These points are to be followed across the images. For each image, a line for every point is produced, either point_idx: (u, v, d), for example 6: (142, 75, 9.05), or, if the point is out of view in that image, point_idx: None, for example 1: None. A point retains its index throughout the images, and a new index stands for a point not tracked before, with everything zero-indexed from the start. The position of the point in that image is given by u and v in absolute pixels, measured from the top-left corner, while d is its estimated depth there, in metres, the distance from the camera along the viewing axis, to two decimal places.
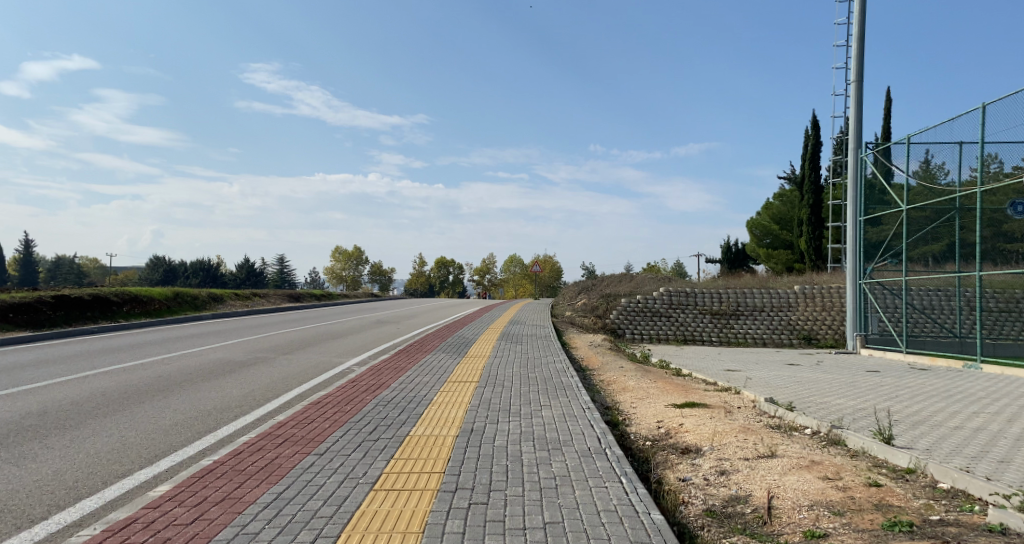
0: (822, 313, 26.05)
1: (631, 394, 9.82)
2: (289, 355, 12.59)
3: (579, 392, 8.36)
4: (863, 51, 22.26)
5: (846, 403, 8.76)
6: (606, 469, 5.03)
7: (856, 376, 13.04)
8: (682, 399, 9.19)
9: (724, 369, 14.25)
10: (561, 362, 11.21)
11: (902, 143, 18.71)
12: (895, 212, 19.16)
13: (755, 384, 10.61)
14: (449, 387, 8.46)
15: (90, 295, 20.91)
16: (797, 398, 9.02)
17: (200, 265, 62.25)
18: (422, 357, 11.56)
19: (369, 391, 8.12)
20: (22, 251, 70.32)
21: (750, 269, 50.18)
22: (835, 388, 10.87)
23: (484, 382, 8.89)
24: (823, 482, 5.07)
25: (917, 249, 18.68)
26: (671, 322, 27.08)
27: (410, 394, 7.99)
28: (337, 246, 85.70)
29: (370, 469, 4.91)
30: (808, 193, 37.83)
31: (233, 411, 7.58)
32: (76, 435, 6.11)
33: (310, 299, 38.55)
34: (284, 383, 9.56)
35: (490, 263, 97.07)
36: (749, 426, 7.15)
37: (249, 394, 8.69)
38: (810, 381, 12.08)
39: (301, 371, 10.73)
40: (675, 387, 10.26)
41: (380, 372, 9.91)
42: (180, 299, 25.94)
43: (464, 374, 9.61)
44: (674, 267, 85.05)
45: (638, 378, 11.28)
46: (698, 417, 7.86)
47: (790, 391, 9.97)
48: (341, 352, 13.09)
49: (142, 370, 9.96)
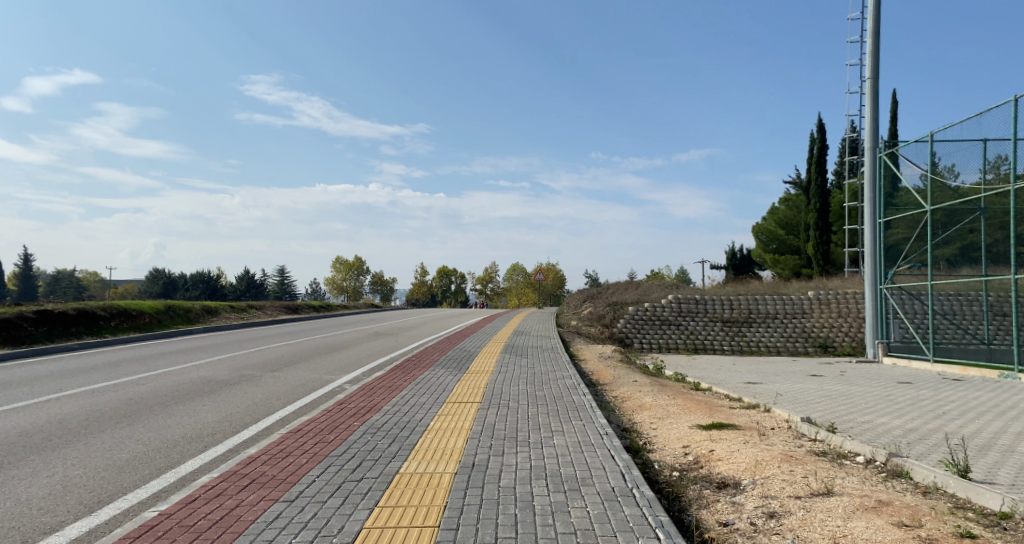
0: (838, 319, 25.10)
1: (649, 413, 8.91)
2: (277, 373, 11.70)
3: (595, 413, 7.46)
4: (879, 48, 21.43)
5: (893, 423, 7.84)
6: (637, 519, 4.13)
7: (887, 389, 12.10)
8: (708, 419, 8.30)
9: (744, 382, 13.33)
10: (572, 378, 10.29)
11: (918, 142, 17.77)
12: (918, 214, 18.15)
13: (785, 401, 9.69)
14: (448, 409, 7.54)
15: (76, 309, 20.07)
16: (837, 417, 8.09)
17: (200, 277, 61.38)
18: (420, 373, 10.64)
19: (358, 416, 7.23)
20: (22, 266, 69.66)
21: (756, 275, 49.23)
22: (870, 404, 9.92)
23: (488, 403, 7.98)
24: (902, 530, 4.16)
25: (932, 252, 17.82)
26: (681, 330, 26.23)
27: (404, 418, 7.08)
28: (338, 256, 84.87)
29: (348, 522, 4.01)
30: (815, 198, 36.98)
31: (206, 440, 6.72)
32: (10, 478, 5.21)
33: (309, 311, 37.56)
34: (267, 406, 8.65)
35: (492, 272, 96.20)
36: (791, 453, 6.25)
37: (225, 419, 7.80)
38: (838, 395, 11.15)
39: (287, 392, 9.82)
40: (697, 404, 9.36)
41: (372, 392, 8.98)
42: (172, 313, 25.07)
43: (465, 393, 8.71)
44: (678, 275, 84.17)
45: (655, 394, 10.35)
46: (731, 442, 6.96)
47: (825, 409, 9.03)
48: (334, 368, 12.16)
49: (113, 393, 9.07)
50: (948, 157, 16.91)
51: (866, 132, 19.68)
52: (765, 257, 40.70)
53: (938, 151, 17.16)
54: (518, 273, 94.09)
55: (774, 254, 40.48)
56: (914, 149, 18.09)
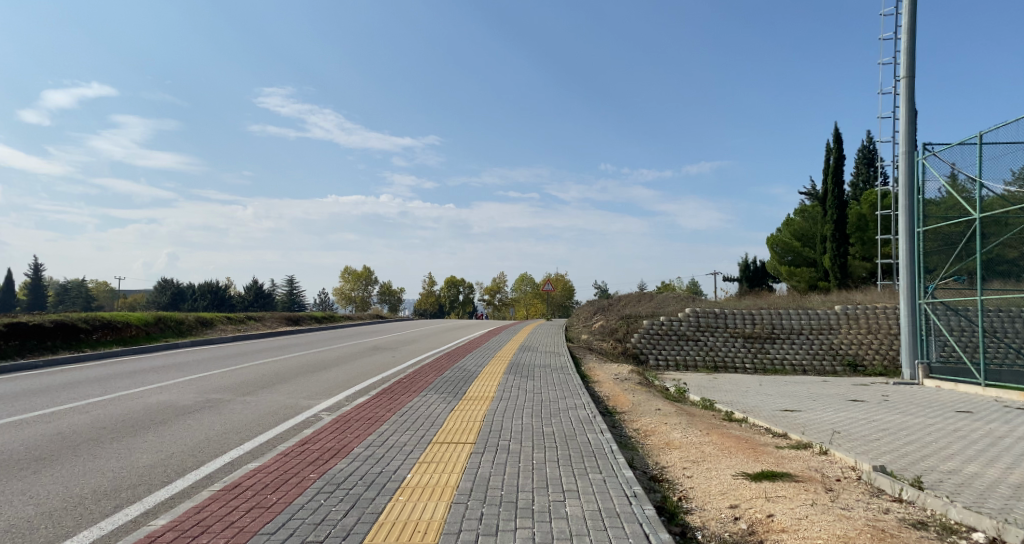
0: (868, 336, 23.39)
1: (680, 455, 7.37)
2: (249, 397, 10.23)
3: (616, 462, 5.92)
4: (915, 45, 19.89)
5: (992, 476, 6.28)
6: None
7: (948, 421, 10.51)
8: (754, 465, 6.78)
9: (781, 409, 11.75)
10: (587, 408, 8.72)
11: (965, 144, 15.54)
12: (964, 226, 16.01)
13: (843, 439, 8.12)
14: (432, 454, 6.03)
15: (53, 322, 18.73)
16: (917, 467, 6.62)
17: (209, 287, 60.00)
18: (409, 400, 9.15)
19: (318, 464, 5.74)
20: (31, 274, 68.80)
21: (772, 287, 47.46)
22: (942, 442, 8.32)
23: (484, 444, 6.45)
24: None
25: (951, 267, 16.64)
26: (699, 346, 24.67)
27: (375, 467, 5.59)
28: (347, 266, 83.48)
29: None
30: (831, 210, 35.08)
31: (120, 496, 5.25)
32: None
33: (311, 323, 35.95)
34: (221, 444, 7.17)
35: (500, 283, 94.67)
36: (884, 528, 4.75)
37: (162, 463, 6.33)
38: (896, 429, 9.55)
39: (251, 423, 8.32)
40: (737, 443, 7.81)
41: (346, 428, 7.45)
42: (162, 324, 23.63)
43: (457, 429, 7.20)
44: (688, 287, 82.59)
45: (685, 427, 8.78)
46: (793, 503, 5.43)
47: (897, 452, 7.45)
48: (314, 392, 10.66)
49: (40, 425, 7.61)
50: (966, 170, 15.67)
51: (902, 132, 18.03)
52: (780, 269, 38.98)
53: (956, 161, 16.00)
54: (526, 284, 92.45)
55: (790, 267, 38.67)
56: (943, 154, 16.54)
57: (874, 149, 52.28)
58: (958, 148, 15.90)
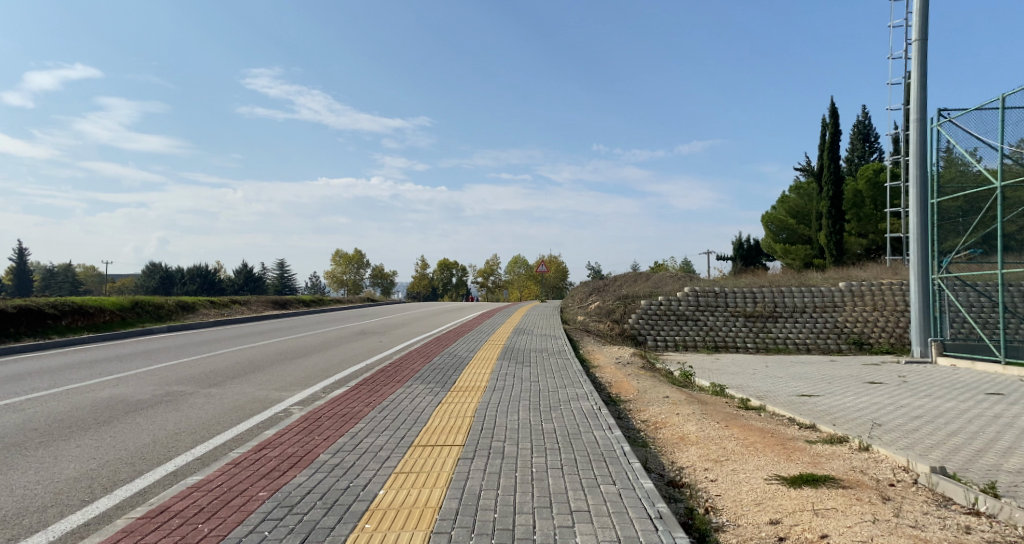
0: (874, 313, 22.49)
1: (699, 452, 6.41)
2: (213, 389, 9.18)
3: (631, 469, 4.93)
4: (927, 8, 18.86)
5: None
6: None
7: (981, 405, 9.53)
8: (787, 465, 5.81)
9: (797, 394, 10.80)
10: (590, 398, 7.71)
11: (986, 109, 14.37)
12: (982, 196, 14.88)
13: (881, 432, 7.16)
14: (411, 463, 5.01)
15: (17, 306, 17.58)
16: (982, 466, 5.66)
17: (198, 271, 58.54)
18: (391, 392, 8.13)
19: (269, 479, 4.68)
20: (14, 259, 66.91)
21: (766, 265, 46.69)
22: (989, 432, 7.36)
23: (474, 448, 5.42)
24: None
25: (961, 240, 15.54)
26: (699, 326, 23.79)
27: (341, 482, 4.58)
28: (338, 249, 82.04)
29: None
30: (827, 185, 33.90)
31: (19, 524, 4.22)
32: None
33: (299, 307, 34.75)
34: (168, 448, 6.12)
35: (493, 264, 93.57)
36: None
37: (89, 474, 5.30)
38: (931, 416, 8.58)
39: (208, 421, 7.28)
40: (762, 438, 6.85)
41: (316, 427, 6.42)
42: (139, 309, 22.46)
43: (443, 428, 6.16)
44: (682, 264, 81.96)
45: (700, 419, 7.79)
46: (850, 517, 4.47)
47: (947, 447, 6.49)
48: (287, 382, 9.66)
49: None
50: (967, 141, 15.11)
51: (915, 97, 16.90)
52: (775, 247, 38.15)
53: (958, 134, 15.36)
54: (520, 266, 91.75)
55: (786, 244, 37.76)
56: (959, 121, 15.34)
57: (870, 124, 51.30)
58: (978, 113, 14.70)
